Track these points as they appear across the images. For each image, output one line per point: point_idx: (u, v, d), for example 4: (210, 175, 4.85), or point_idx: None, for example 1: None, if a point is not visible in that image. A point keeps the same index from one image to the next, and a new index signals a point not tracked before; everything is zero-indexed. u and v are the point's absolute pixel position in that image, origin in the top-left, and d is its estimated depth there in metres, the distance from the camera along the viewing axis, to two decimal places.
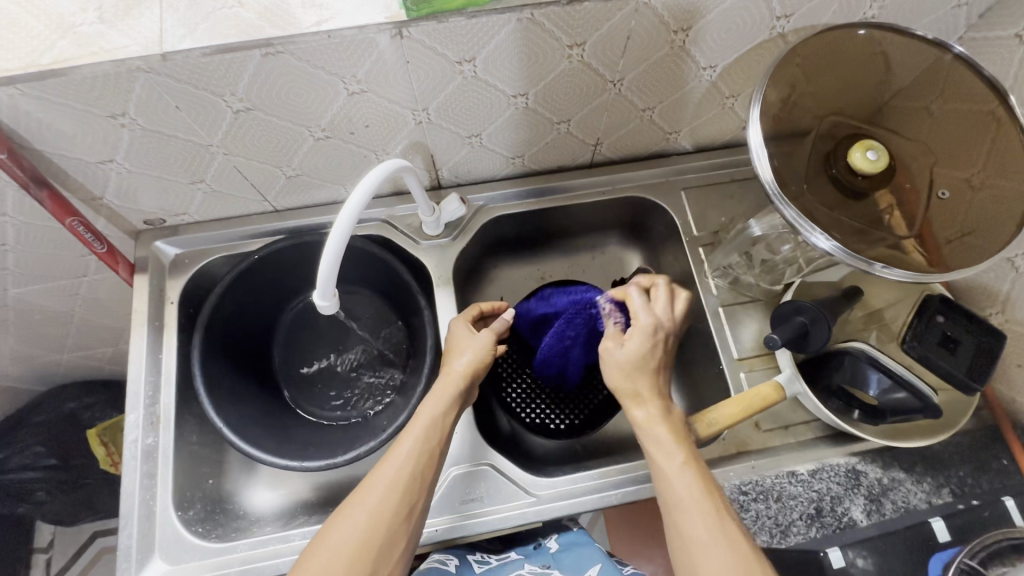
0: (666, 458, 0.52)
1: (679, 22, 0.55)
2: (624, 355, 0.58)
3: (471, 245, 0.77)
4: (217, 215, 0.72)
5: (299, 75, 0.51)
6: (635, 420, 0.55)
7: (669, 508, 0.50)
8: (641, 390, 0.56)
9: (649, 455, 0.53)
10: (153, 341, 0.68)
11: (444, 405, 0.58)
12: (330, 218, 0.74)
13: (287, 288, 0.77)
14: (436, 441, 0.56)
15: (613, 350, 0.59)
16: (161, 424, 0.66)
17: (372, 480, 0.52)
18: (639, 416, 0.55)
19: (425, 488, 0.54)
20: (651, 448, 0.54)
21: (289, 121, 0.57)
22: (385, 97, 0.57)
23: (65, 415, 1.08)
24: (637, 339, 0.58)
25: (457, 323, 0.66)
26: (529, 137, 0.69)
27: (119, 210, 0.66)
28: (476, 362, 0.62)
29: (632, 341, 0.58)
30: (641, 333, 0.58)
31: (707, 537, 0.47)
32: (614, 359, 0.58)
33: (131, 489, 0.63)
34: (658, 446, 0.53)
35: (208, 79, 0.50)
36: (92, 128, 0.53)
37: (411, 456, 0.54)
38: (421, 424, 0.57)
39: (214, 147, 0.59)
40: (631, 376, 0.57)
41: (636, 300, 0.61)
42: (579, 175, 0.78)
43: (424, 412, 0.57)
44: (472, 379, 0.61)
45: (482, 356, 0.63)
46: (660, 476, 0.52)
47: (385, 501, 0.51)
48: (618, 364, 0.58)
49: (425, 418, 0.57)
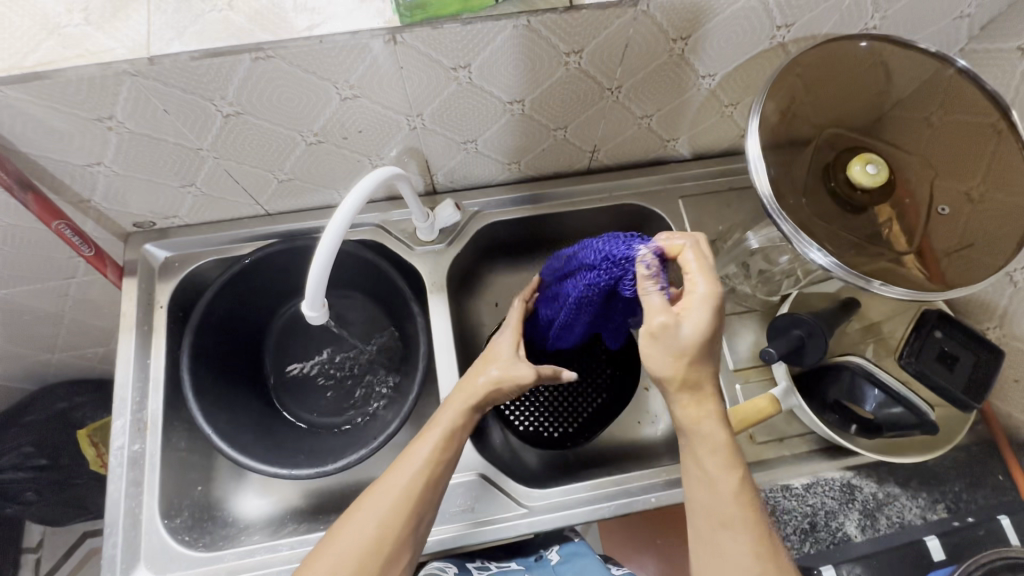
0: (721, 471, 0.46)
1: (678, 30, 0.54)
2: (688, 336, 0.44)
3: (465, 251, 0.76)
4: (208, 219, 0.71)
5: (291, 79, 0.50)
6: (688, 418, 0.47)
7: (712, 524, 0.46)
8: (700, 380, 0.46)
9: (699, 461, 0.47)
10: (141, 347, 0.67)
11: (462, 415, 0.55)
12: (323, 222, 0.73)
13: (279, 292, 0.76)
14: (451, 449, 0.54)
15: (673, 330, 0.44)
16: (148, 431, 0.65)
17: (383, 489, 0.51)
18: (692, 413, 0.47)
19: (435, 497, 0.53)
20: (704, 456, 0.46)
21: (280, 125, 0.56)
22: (379, 102, 0.56)
23: (56, 414, 1.08)
24: (697, 314, 0.44)
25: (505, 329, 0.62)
26: (525, 143, 0.68)
27: (108, 212, 0.65)
28: (506, 381, 0.56)
29: (693, 318, 0.44)
30: (702, 306, 0.45)
31: (750, 562, 0.45)
32: (677, 344, 0.44)
33: (117, 496, 0.62)
34: (714, 454, 0.46)
35: (198, 83, 0.49)
36: (78, 129, 0.51)
37: (426, 464, 0.52)
38: (437, 430, 0.54)
39: (205, 150, 0.58)
40: (691, 363, 0.45)
41: (695, 258, 0.46)
42: (577, 182, 0.77)
43: (442, 420, 0.55)
44: (494, 392, 0.56)
45: (512, 377, 0.56)
46: (705, 484, 0.46)
47: (393, 515, 0.50)
48: (676, 350, 0.45)
49: (441, 426, 0.54)
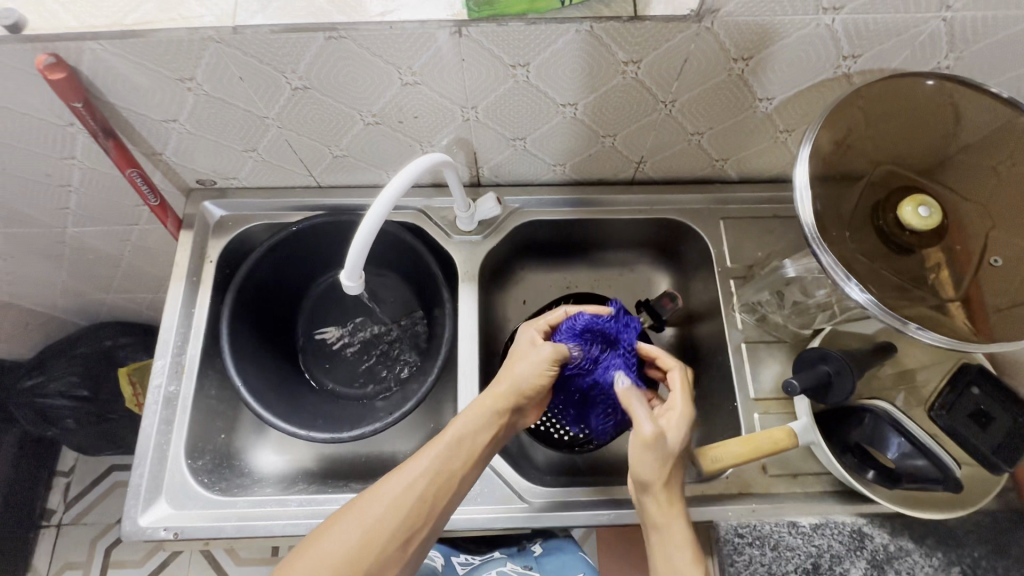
0: (680, 556, 0.50)
1: (740, 50, 0.54)
2: (671, 443, 0.53)
3: (501, 245, 0.78)
4: (263, 184, 0.75)
5: (359, 60, 0.53)
6: (659, 507, 0.52)
7: None
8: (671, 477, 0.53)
9: (660, 547, 0.52)
10: (188, 296, 0.71)
11: (476, 425, 0.57)
12: (368, 200, 0.75)
13: (319, 261, 0.80)
14: (459, 463, 0.55)
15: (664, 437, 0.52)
16: (185, 374, 0.68)
17: (379, 494, 0.52)
18: (666, 503, 0.52)
19: (432, 518, 0.53)
20: (666, 544, 0.51)
21: (341, 104, 0.59)
22: (437, 90, 0.57)
23: (102, 350, 1.23)
24: (675, 429, 0.54)
25: (529, 334, 0.64)
26: (573, 147, 0.69)
27: (175, 166, 0.70)
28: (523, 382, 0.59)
29: (676, 426, 0.54)
30: (685, 418, 0.54)
31: None
32: (665, 449, 0.52)
33: (149, 431, 0.65)
34: (677, 545, 0.51)
35: (273, 55, 0.52)
36: (161, 86, 0.55)
37: (425, 475, 0.53)
38: (447, 440, 0.55)
39: (270, 119, 0.61)
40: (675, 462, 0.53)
41: (679, 378, 0.58)
42: (619, 190, 0.78)
43: (451, 433, 0.56)
44: (516, 395, 0.59)
45: (535, 377, 0.59)
46: (670, 568, 0.50)
47: (383, 521, 0.51)
48: (663, 454, 0.52)
49: (449, 438, 0.55)
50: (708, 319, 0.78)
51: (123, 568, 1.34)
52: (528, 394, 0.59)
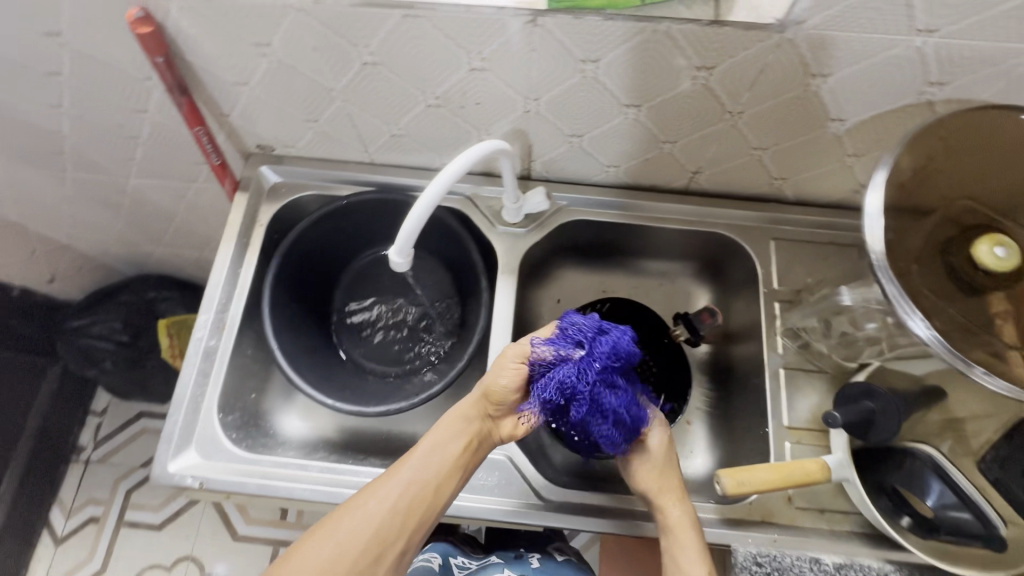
0: (691, 563, 0.55)
1: (820, 66, 0.52)
2: (651, 456, 0.61)
3: (545, 241, 0.77)
4: (319, 155, 0.76)
5: (431, 41, 0.53)
6: (666, 517, 0.59)
7: None
8: (668, 487, 0.60)
9: (671, 553, 0.57)
10: (237, 256, 0.73)
11: (447, 436, 0.57)
12: (417, 182, 0.76)
13: (363, 237, 0.81)
14: (432, 474, 0.55)
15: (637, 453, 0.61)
16: (225, 331, 0.70)
17: (352, 507, 0.53)
18: (672, 514, 0.58)
19: (408, 529, 0.53)
20: (676, 552, 0.57)
21: (407, 84, 0.59)
22: (503, 79, 0.57)
23: (145, 300, 1.30)
24: (652, 441, 0.61)
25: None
26: (630, 150, 0.68)
27: (239, 129, 0.71)
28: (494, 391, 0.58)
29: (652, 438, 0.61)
30: (659, 428, 0.62)
31: None
32: (644, 461, 0.61)
33: (186, 381, 0.67)
34: (687, 553, 0.56)
35: (350, 28, 0.52)
36: (238, 49, 0.57)
37: (397, 488, 0.54)
38: (419, 452, 0.56)
39: (336, 92, 0.62)
40: (663, 472, 0.60)
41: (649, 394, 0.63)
42: (670, 199, 0.76)
43: (422, 447, 0.57)
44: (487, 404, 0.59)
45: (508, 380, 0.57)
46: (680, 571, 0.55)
47: (354, 535, 0.51)
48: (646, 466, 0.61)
49: (420, 450, 0.56)
50: (746, 340, 0.76)
51: (141, 511, 1.41)
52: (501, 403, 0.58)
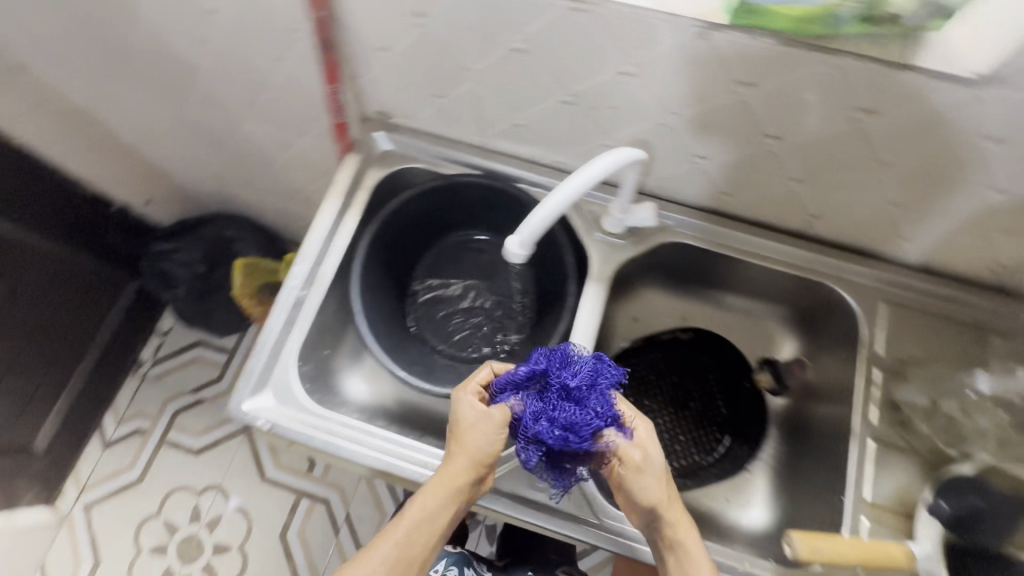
0: None
1: (1002, 129, 0.48)
2: (658, 461, 0.55)
3: (638, 257, 0.75)
4: (433, 130, 0.76)
5: (587, 37, 0.52)
6: (680, 538, 0.54)
7: None
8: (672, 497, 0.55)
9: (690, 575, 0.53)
10: (339, 214, 0.74)
11: (433, 508, 0.54)
12: (522, 174, 0.76)
13: (457, 217, 0.81)
14: (420, 547, 0.54)
15: (644, 457, 0.54)
16: (316, 283, 0.71)
17: None
18: (685, 536, 0.54)
19: None
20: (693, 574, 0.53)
21: (547, 76, 0.58)
22: (648, 87, 0.55)
23: (221, 240, 1.39)
24: (653, 445, 0.55)
25: (465, 392, 0.58)
26: (752, 182, 0.66)
27: (365, 93, 0.72)
28: (475, 459, 0.55)
29: (652, 441, 0.55)
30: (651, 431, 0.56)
31: None
32: (654, 466, 0.54)
33: (274, 325, 0.69)
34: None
35: (510, 13, 0.52)
36: (392, 15, 0.57)
37: (386, 567, 0.52)
38: (406, 526, 0.54)
39: (472, 72, 0.61)
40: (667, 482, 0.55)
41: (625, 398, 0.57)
42: (779, 238, 0.73)
43: (408, 518, 0.54)
44: (474, 469, 0.55)
45: (488, 448, 0.55)
46: None
47: None
48: (658, 471, 0.54)
49: (407, 524, 0.53)
50: (831, 401, 0.72)
51: (182, 433, 1.48)
52: (487, 467, 0.56)
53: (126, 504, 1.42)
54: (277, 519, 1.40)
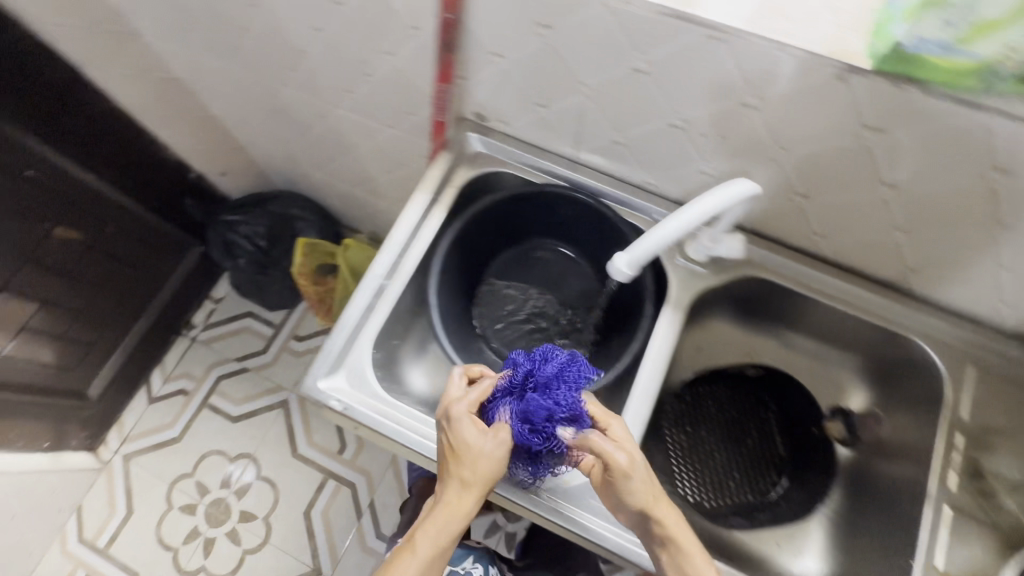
0: None
1: None
2: (640, 461, 0.56)
3: (717, 287, 0.74)
4: (526, 138, 0.77)
5: (716, 66, 0.52)
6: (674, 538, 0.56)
7: None
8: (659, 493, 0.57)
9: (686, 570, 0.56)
10: (426, 208, 0.76)
11: (444, 538, 0.54)
12: (609, 190, 0.76)
13: (535, 225, 0.82)
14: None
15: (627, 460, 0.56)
16: (397, 273, 0.73)
17: None
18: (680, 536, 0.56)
19: None
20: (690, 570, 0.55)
21: (662, 100, 0.58)
22: (767, 121, 0.55)
23: (284, 216, 1.42)
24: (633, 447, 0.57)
25: (463, 411, 0.57)
26: (852, 228, 0.64)
27: (467, 96, 0.74)
28: (482, 482, 0.55)
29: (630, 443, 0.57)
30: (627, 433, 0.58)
31: None
32: (639, 468, 0.55)
33: (354, 309, 0.71)
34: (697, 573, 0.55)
35: (641, 35, 0.52)
36: (517, 25, 0.58)
37: None
38: (418, 559, 0.53)
39: (584, 87, 0.62)
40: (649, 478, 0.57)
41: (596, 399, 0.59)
42: (866, 286, 0.71)
43: (418, 552, 0.53)
44: (480, 492, 0.55)
45: (493, 470, 0.55)
46: None
47: None
48: (642, 470, 0.56)
49: (421, 557, 0.53)
50: (904, 460, 0.69)
51: (223, 399, 1.52)
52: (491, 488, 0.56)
53: (163, 460, 1.47)
54: (304, 495, 1.43)
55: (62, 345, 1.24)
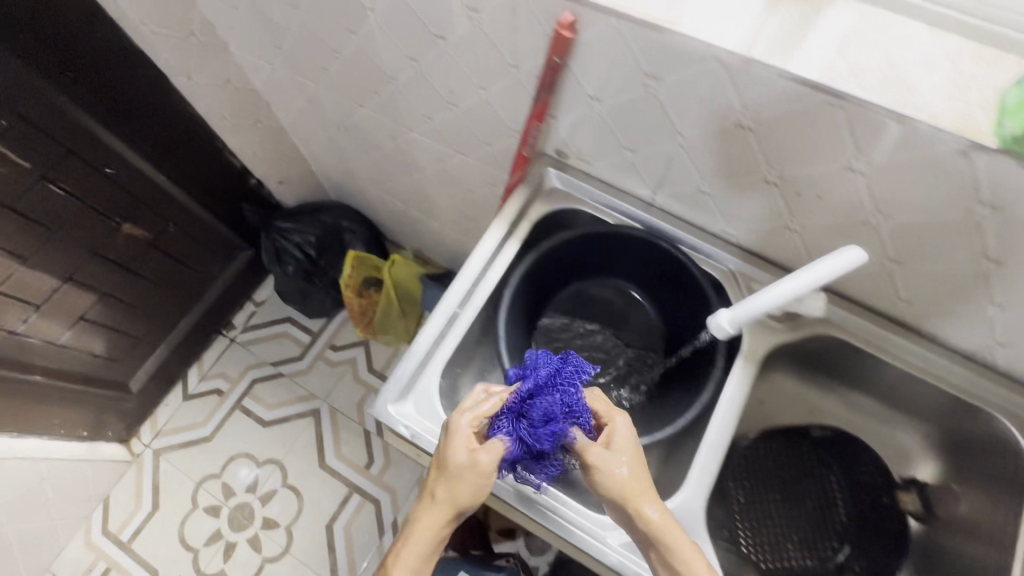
0: None
1: None
2: (624, 454, 0.56)
3: (789, 343, 0.73)
4: (605, 177, 0.78)
5: (829, 130, 0.52)
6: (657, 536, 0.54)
7: None
8: (646, 491, 0.55)
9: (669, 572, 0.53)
10: (501, 239, 0.76)
11: (417, 554, 0.55)
12: (685, 236, 0.76)
13: (604, 263, 0.82)
14: None
15: (609, 456, 0.55)
16: (469, 302, 0.73)
17: None
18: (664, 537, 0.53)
19: None
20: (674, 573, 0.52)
21: (763, 155, 0.59)
22: (871, 186, 0.55)
23: (336, 228, 1.45)
24: (620, 439, 0.57)
25: (462, 425, 0.57)
26: (943, 297, 0.63)
27: (552, 132, 0.75)
28: (457, 497, 0.56)
29: (620, 437, 0.57)
30: (621, 427, 0.58)
31: None
32: (618, 462, 0.55)
33: (426, 335, 0.71)
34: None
35: (754, 95, 0.53)
36: (625, 72, 0.59)
37: None
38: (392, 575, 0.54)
39: (681, 137, 0.62)
40: (639, 478, 0.55)
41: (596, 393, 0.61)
42: (949, 356, 0.69)
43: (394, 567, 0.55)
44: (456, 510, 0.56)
45: (468, 486, 0.55)
46: None
47: None
48: (624, 465, 0.55)
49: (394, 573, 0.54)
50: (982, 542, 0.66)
51: (256, 402, 1.53)
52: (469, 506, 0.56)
53: (192, 458, 1.47)
54: (328, 507, 1.42)
55: (112, 336, 1.27)
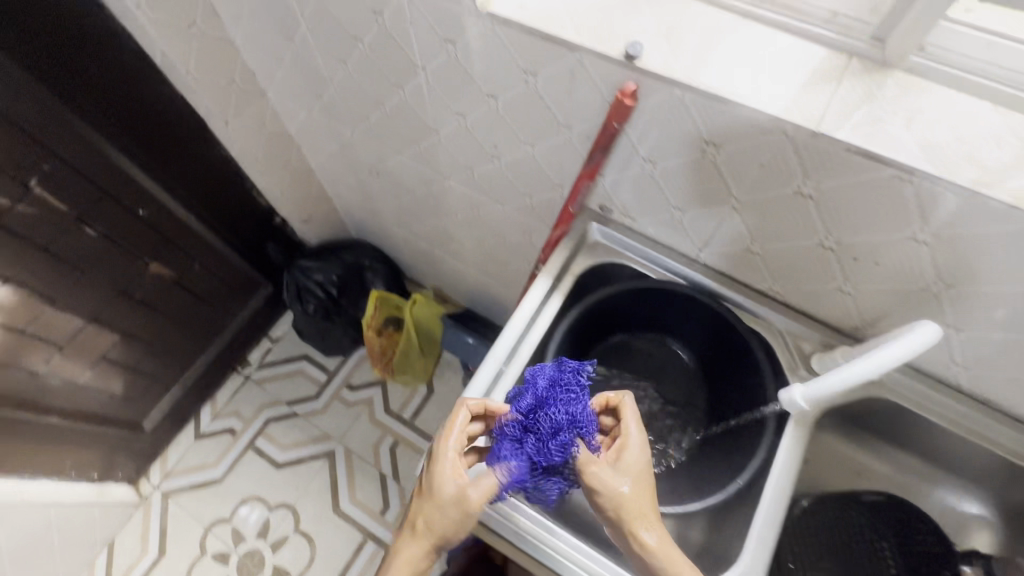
0: None
1: None
2: (627, 470, 0.57)
3: (839, 403, 0.72)
4: (647, 234, 0.78)
5: (894, 201, 0.52)
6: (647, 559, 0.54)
7: None
8: (644, 513, 0.55)
9: None
10: (546, 293, 0.76)
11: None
12: (731, 294, 0.75)
13: (644, 318, 0.82)
14: None
15: (611, 470, 0.56)
16: (516, 357, 0.72)
17: None
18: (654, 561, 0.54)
19: None
20: None
21: (822, 221, 0.59)
22: (934, 256, 0.55)
23: (358, 267, 1.45)
24: (628, 455, 0.57)
25: (447, 454, 0.57)
26: (1002, 363, 0.62)
27: (598, 189, 0.75)
28: (440, 526, 0.55)
29: (627, 453, 0.58)
30: (636, 442, 0.58)
31: None
32: (619, 476, 0.56)
33: (473, 391, 0.69)
34: None
35: (819, 165, 0.53)
36: (683, 138, 0.59)
37: None
38: None
39: (736, 200, 0.63)
40: (639, 495, 0.56)
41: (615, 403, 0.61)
42: (1005, 421, 0.68)
43: None
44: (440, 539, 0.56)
45: (451, 516, 0.55)
46: None
47: None
48: (624, 480, 0.56)
49: None
50: None
51: (270, 443, 1.49)
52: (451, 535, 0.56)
53: (202, 501, 1.42)
54: (342, 555, 1.37)
55: (131, 375, 1.25)
